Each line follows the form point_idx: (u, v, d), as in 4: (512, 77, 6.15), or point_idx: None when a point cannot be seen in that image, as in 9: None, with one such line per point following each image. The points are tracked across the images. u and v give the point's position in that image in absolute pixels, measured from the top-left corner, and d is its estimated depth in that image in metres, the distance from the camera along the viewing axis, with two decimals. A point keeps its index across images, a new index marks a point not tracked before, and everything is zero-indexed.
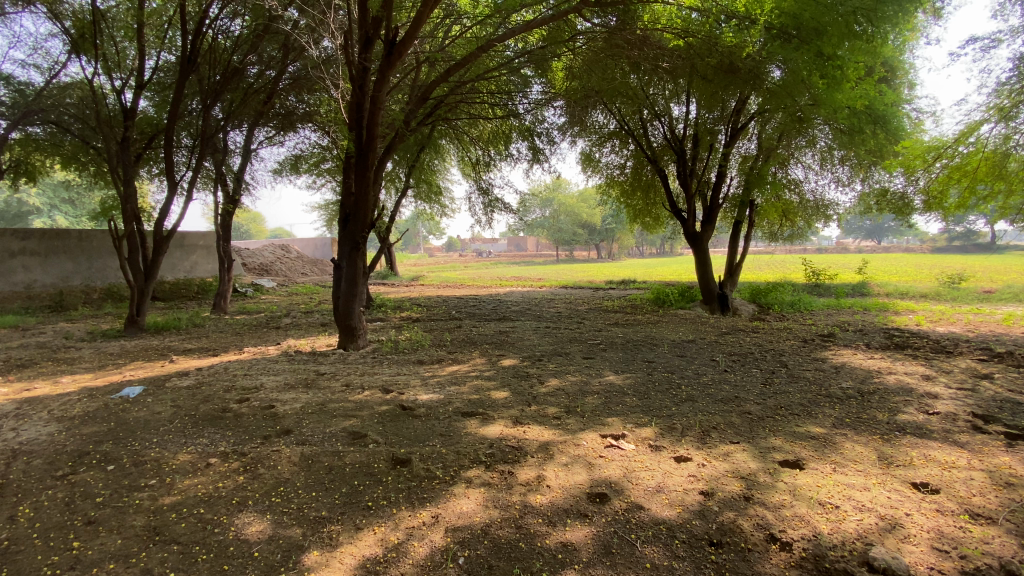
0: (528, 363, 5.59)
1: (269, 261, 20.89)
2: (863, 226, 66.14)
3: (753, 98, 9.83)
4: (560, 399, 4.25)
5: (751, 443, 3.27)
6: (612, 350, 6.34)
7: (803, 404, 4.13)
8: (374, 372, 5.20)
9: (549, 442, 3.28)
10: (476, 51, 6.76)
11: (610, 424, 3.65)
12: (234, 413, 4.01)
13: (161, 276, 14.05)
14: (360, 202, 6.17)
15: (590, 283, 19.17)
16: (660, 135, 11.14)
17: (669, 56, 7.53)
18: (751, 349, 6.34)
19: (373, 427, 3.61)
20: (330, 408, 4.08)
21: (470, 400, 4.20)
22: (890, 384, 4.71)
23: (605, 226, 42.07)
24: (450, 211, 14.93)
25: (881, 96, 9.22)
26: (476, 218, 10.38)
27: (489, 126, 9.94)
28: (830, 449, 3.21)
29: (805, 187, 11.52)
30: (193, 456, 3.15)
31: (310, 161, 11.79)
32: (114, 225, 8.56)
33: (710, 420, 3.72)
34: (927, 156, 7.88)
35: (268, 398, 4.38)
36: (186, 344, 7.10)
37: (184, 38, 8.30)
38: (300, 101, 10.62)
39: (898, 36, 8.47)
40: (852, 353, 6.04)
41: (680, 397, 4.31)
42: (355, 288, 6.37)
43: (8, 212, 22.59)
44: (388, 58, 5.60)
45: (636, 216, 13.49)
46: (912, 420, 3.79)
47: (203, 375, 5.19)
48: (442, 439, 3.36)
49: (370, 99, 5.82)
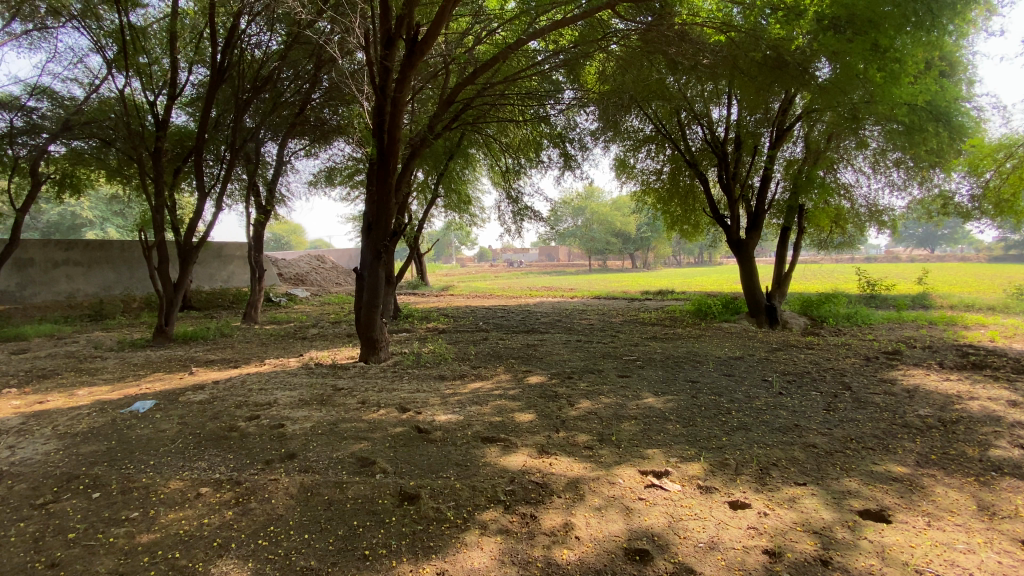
0: (557, 382, 5.15)
1: (305, 271, 21.19)
2: (918, 233, 62.33)
3: (799, 97, 9.21)
4: (592, 426, 3.79)
5: (820, 486, 2.74)
6: (650, 368, 5.82)
7: (877, 436, 3.53)
8: (393, 388, 4.85)
9: (578, 479, 2.85)
10: (503, 52, 6.45)
11: (649, 457, 3.17)
12: (240, 433, 3.76)
13: (199, 285, 14.41)
14: (382, 209, 5.91)
15: (624, 293, 18.58)
16: (699, 138, 10.57)
17: (710, 53, 6.97)
18: (807, 368, 5.70)
19: (384, 453, 3.27)
20: (341, 428, 3.77)
21: (491, 424, 3.80)
22: (974, 411, 4.02)
23: (639, 235, 40.95)
24: (480, 221, 14.68)
25: (942, 92, 8.37)
26: (505, 227, 10.05)
27: (519, 133, 9.63)
28: (919, 495, 2.63)
29: (856, 193, 10.75)
30: (185, 484, 2.91)
31: (343, 173, 11.75)
32: (144, 236, 8.61)
33: (768, 454, 3.19)
34: (997, 156, 6.94)
35: (278, 416, 4.11)
36: (210, 355, 7.02)
37: (215, 51, 8.38)
38: (334, 114, 10.60)
39: (957, 30, 7.74)
40: (923, 374, 5.32)
41: (731, 425, 3.79)
42: (377, 298, 6.07)
43: (62, 224, 23.94)
44: (410, 58, 5.34)
45: (673, 224, 12.88)
46: (1011, 457, 3.12)
47: (218, 389, 5.00)
48: (458, 470, 2.97)
49: (391, 101, 5.55)
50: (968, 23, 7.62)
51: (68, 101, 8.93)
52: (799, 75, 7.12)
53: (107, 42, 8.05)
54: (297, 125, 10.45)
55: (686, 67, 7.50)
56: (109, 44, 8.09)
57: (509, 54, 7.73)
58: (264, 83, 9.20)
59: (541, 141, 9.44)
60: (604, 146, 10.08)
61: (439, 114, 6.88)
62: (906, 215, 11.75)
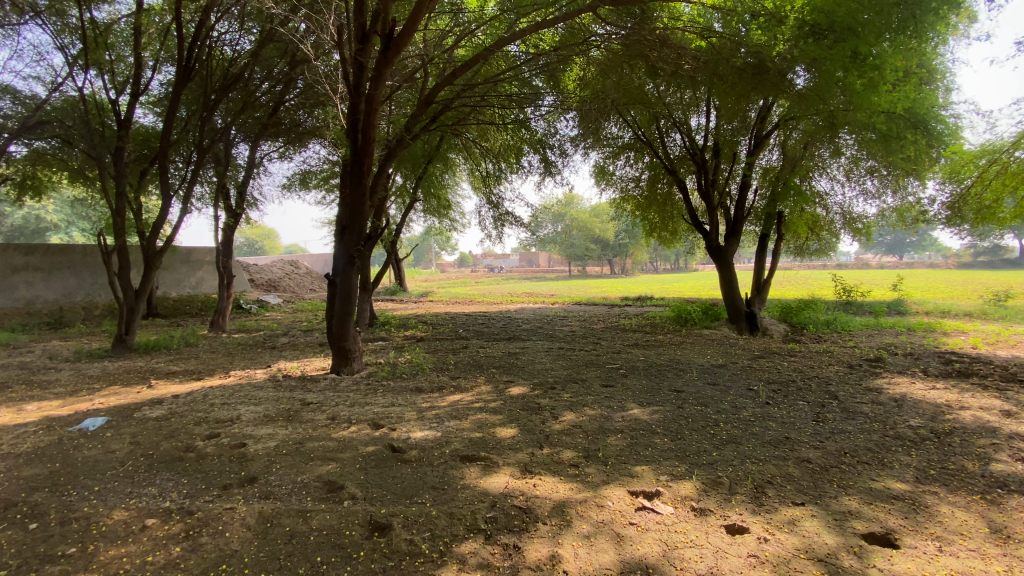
0: (540, 393, 4.93)
1: (278, 277, 20.59)
2: (886, 240, 64.21)
3: (776, 106, 9.30)
4: (577, 441, 3.59)
5: (820, 507, 2.60)
6: (634, 377, 5.65)
7: (871, 449, 3.42)
8: (366, 402, 4.57)
9: (564, 502, 2.65)
10: (484, 52, 6.27)
11: (638, 476, 2.99)
12: (197, 453, 3.45)
13: (165, 292, 13.79)
14: (355, 211, 5.63)
15: (604, 300, 18.48)
16: (679, 146, 10.56)
17: (692, 58, 6.92)
18: (793, 376, 5.62)
19: (354, 475, 3.01)
20: (308, 448, 3.49)
21: (471, 440, 3.57)
22: (967, 422, 3.95)
23: (618, 242, 41.17)
24: (460, 226, 14.44)
25: (918, 101, 8.49)
26: (486, 233, 9.88)
27: (500, 138, 9.46)
28: (924, 517, 2.51)
29: (832, 201, 10.88)
30: (131, 514, 2.61)
31: (319, 176, 11.40)
32: (103, 239, 8.11)
33: (762, 471, 3.04)
34: (978, 162, 7.28)
35: (240, 434, 3.81)
36: (172, 366, 6.60)
37: (182, 47, 7.99)
38: (309, 116, 10.28)
39: (935, 39, 7.84)
40: (909, 382, 5.29)
41: (721, 439, 3.63)
42: (349, 306, 5.77)
43: (25, 228, 22.89)
44: (385, 55, 5.11)
45: (652, 231, 12.81)
46: (1013, 472, 3.04)
47: (177, 404, 4.65)
48: (434, 495, 2.74)
49: (365, 99, 5.30)
50: (942, 34, 7.75)
51: (27, 99, 8.46)
52: (780, 82, 7.10)
53: (69, 39, 7.63)
54: (270, 126, 10.09)
55: (667, 73, 7.45)
56: (71, 40, 7.67)
57: (488, 56, 7.56)
58: (234, 82, 8.84)
59: (521, 147, 9.30)
60: (584, 153, 10.00)
61: (417, 115, 6.63)
62: (881, 223, 11.99)
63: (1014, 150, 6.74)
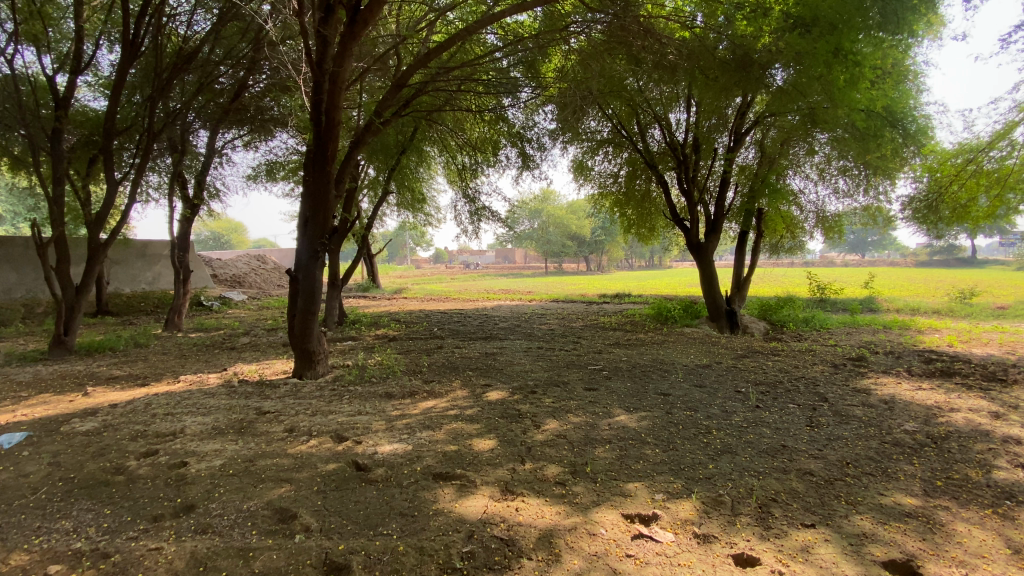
0: (520, 397, 4.63)
1: (243, 273, 19.64)
2: (852, 240, 66.20)
3: (756, 102, 9.19)
4: (562, 454, 3.27)
5: (832, 528, 2.36)
6: (618, 379, 5.39)
7: (872, 458, 3.21)
8: (330, 411, 4.16)
9: (550, 530, 2.32)
10: (461, 34, 5.88)
11: (632, 495, 2.69)
12: (128, 476, 3.01)
13: (117, 288, 12.94)
14: (319, 202, 5.14)
15: (581, 297, 18.28)
16: (658, 141, 10.33)
17: (677, 49, 6.60)
18: (779, 378, 5.43)
19: (309, 501, 2.64)
20: (259, 467, 3.09)
21: (445, 455, 3.21)
22: (961, 425, 3.81)
23: (594, 238, 41.04)
24: (435, 221, 14.00)
25: (895, 100, 8.46)
26: (461, 228, 9.48)
27: (476, 130, 9.08)
28: (943, 537, 2.30)
29: (805, 200, 10.89)
30: (32, 559, 2.18)
31: (286, 167, 10.81)
32: (38, 230, 7.37)
33: (764, 487, 2.78)
34: (954, 163, 7.43)
35: (181, 451, 3.37)
36: (115, 370, 6.02)
37: (129, 22, 7.32)
38: (275, 103, 9.73)
39: (912, 37, 7.81)
40: (895, 382, 5.17)
41: (715, 448, 3.38)
42: (313, 304, 5.29)
43: None
44: (351, 28, 4.64)
45: (629, 228, 12.52)
46: (1017, 480, 2.86)
47: (114, 416, 4.15)
48: (401, 523, 2.39)
49: (330, 76, 4.82)
50: (919, 33, 7.70)
51: None
52: (761, 77, 6.92)
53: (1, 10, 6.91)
54: (231, 112, 9.45)
55: (648, 65, 7.21)
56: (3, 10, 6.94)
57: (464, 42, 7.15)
58: (189, 63, 8.17)
59: (498, 140, 9.00)
60: (562, 148, 9.72)
61: (388, 99, 6.15)
62: (852, 223, 12.09)
63: (989, 150, 6.74)
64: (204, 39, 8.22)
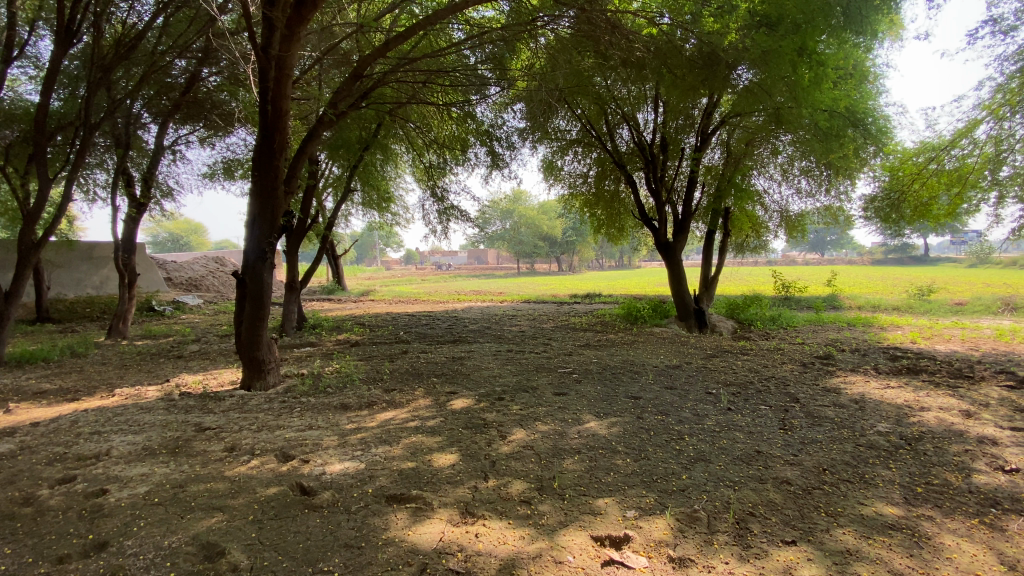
0: (485, 405, 4.38)
1: (200, 275, 18.74)
2: (813, 238, 68.71)
3: (722, 103, 9.23)
4: (528, 468, 3.04)
5: (813, 545, 2.21)
6: (588, 383, 5.20)
7: (850, 463, 3.10)
8: (278, 426, 3.82)
9: (512, 560, 2.09)
10: (424, 24, 5.58)
11: (602, 514, 2.48)
12: (37, 508, 2.63)
13: (59, 293, 12.10)
14: (266, 199, 4.77)
15: (552, 297, 18.14)
16: (627, 140, 10.22)
17: (644, 45, 6.50)
18: (750, 378, 5.35)
19: (243, 533, 2.33)
20: (190, 493, 2.75)
21: (401, 474, 2.94)
22: (933, 425, 3.77)
23: (565, 239, 41.10)
24: (403, 222, 13.60)
25: (857, 101, 8.59)
26: (429, 228, 9.17)
27: (444, 128, 8.80)
28: (931, 552, 2.17)
29: (769, 199, 11.02)
30: None
31: (243, 165, 10.28)
32: None
33: (742, 500, 2.62)
34: (916, 162, 7.56)
35: (104, 476, 3.00)
36: (44, 383, 5.49)
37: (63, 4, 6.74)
38: (231, 98, 9.17)
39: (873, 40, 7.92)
40: (863, 380, 5.16)
41: (688, 457, 3.21)
42: (261, 309, 4.92)
43: None
44: (298, 10, 4.32)
45: (598, 228, 12.39)
46: (997, 485, 2.79)
47: (33, 436, 3.71)
48: (347, 557, 2.12)
49: (275, 62, 4.48)
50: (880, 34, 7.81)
51: None
52: (726, 76, 6.88)
53: None
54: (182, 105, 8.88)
55: (616, 61, 7.07)
56: None
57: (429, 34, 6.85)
58: (132, 51, 7.61)
59: (467, 139, 8.74)
60: (532, 146, 9.53)
61: (343, 91, 5.81)
62: (815, 222, 12.30)
63: (951, 148, 6.90)
64: (149, 26, 7.67)
